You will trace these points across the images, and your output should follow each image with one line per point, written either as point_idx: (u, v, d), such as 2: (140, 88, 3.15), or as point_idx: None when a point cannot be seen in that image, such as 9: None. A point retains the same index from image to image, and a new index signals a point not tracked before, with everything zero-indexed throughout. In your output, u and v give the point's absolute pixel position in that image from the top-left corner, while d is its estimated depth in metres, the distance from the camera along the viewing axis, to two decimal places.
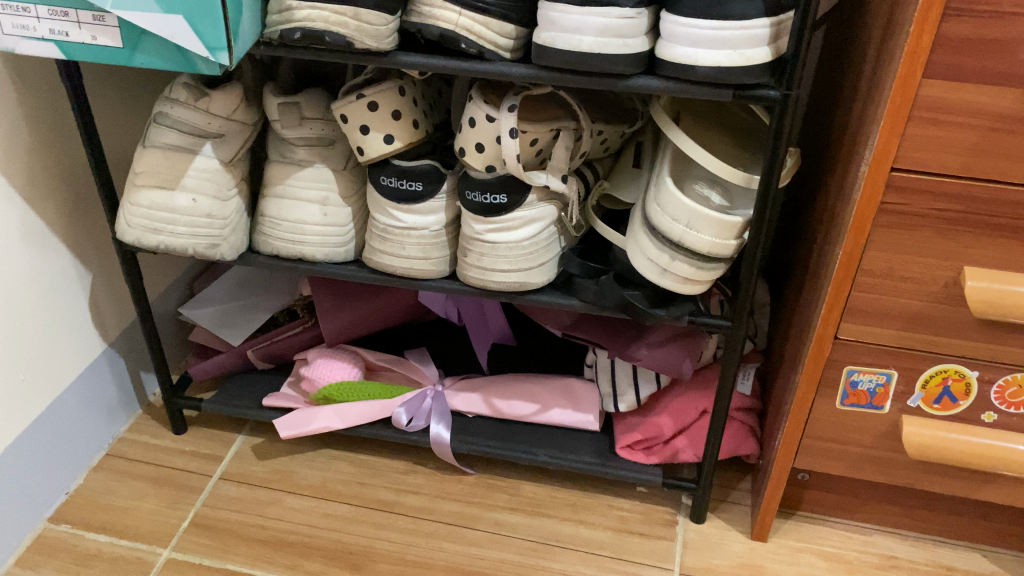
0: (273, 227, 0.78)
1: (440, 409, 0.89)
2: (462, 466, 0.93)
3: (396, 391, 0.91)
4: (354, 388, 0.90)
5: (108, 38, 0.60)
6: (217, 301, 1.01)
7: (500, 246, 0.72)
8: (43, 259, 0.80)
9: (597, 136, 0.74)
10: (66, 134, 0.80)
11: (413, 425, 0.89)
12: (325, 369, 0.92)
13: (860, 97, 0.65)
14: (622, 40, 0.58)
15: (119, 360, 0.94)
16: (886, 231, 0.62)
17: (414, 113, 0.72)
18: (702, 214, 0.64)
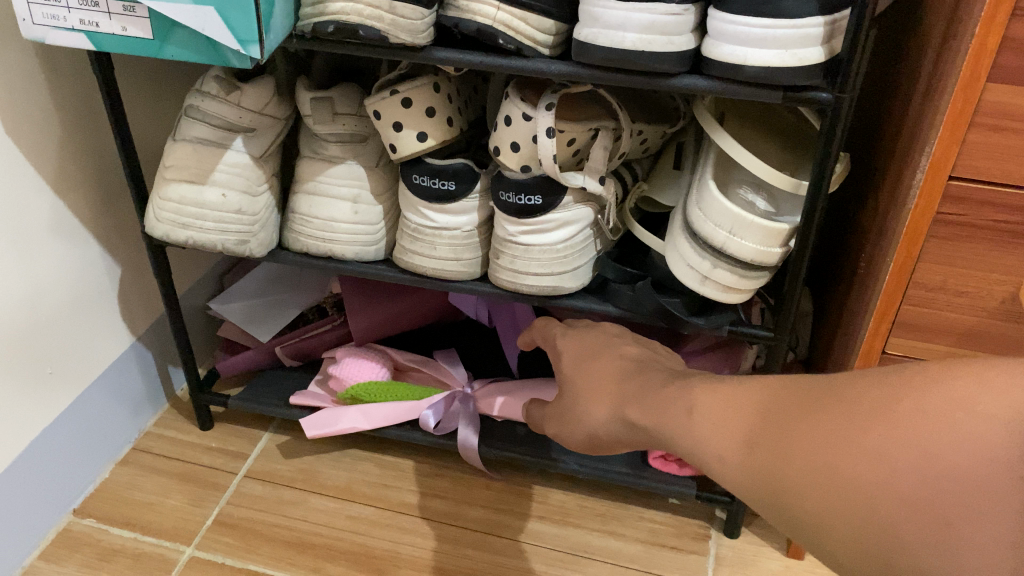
0: (302, 224, 0.76)
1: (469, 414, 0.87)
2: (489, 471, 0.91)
3: (423, 393, 0.89)
4: (380, 390, 0.88)
5: (138, 29, 0.59)
6: (247, 296, 1.00)
7: (534, 248, 0.70)
8: (73, 250, 0.80)
9: (637, 136, 0.71)
10: (96, 126, 0.79)
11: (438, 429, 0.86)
12: (352, 369, 0.90)
13: (916, 99, 0.62)
14: (667, 37, 0.55)
15: (146, 353, 0.94)
16: (940, 243, 0.59)
17: (449, 110, 0.70)
18: (747, 220, 0.61)
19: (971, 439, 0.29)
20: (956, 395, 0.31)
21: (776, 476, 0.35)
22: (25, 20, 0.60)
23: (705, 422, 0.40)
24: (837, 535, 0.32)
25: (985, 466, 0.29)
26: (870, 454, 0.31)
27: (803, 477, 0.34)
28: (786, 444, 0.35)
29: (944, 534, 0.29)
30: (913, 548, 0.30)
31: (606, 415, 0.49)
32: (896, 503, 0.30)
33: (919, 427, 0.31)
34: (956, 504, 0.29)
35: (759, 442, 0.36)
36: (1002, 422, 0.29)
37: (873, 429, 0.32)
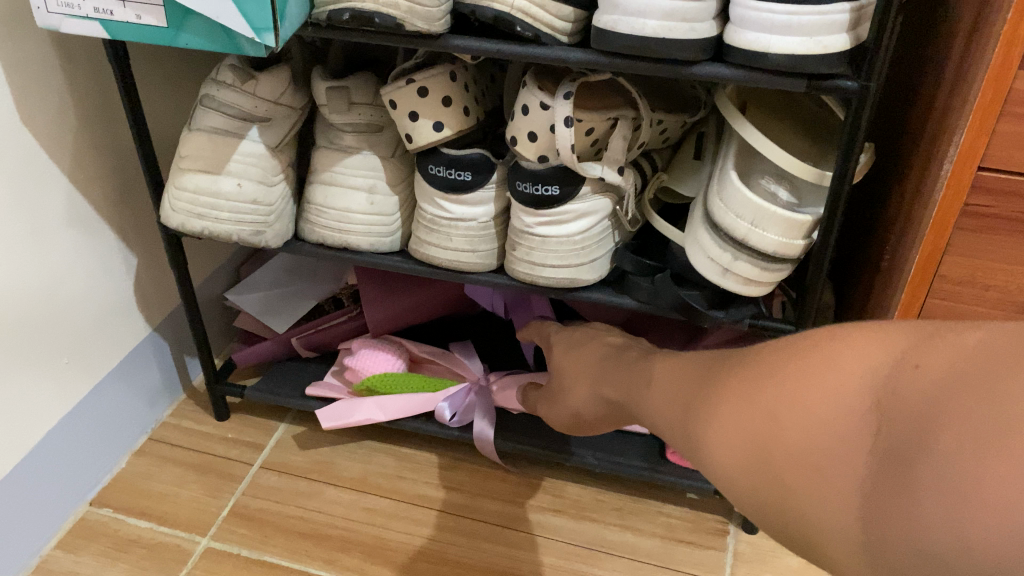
0: (318, 215, 0.76)
1: (484, 407, 0.86)
2: (505, 464, 0.90)
3: (439, 385, 0.89)
4: (396, 381, 0.88)
5: (153, 18, 0.58)
6: (264, 287, 1.00)
7: (551, 240, 0.69)
8: (88, 240, 0.80)
9: (657, 126, 0.70)
10: (113, 117, 0.79)
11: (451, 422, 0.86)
12: (368, 360, 0.90)
13: (944, 88, 0.60)
14: (689, 25, 0.54)
15: (163, 344, 0.94)
16: (969, 235, 0.58)
17: (465, 100, 0.69)
18: (769, 212, 0.60)
19: (837, 391, 0.31)
20: (833, 354, 0.33)
21: (695, 437, 0.38)
22: (39, 8, 0.60)
23: (677, 400, 0.42)
24: (739, 492, 0.35)
25: (853, 419, 0.31)
26: (759, 412, 0.34)
27: (712, 437, 0.36)
28: (704, 408, 0.38)
29: (813, 481, 0.31)
30: (789, 495, 0.32)
31: (591, 396, 0.57)
32: (777, 454, 0.33)
33: (798, 385, 0.33)
34: (829, 455, 0.31)
35: (690, 409, 0.39)
36: (862, 374, 0.31)
37: (764, 390, 0.34)
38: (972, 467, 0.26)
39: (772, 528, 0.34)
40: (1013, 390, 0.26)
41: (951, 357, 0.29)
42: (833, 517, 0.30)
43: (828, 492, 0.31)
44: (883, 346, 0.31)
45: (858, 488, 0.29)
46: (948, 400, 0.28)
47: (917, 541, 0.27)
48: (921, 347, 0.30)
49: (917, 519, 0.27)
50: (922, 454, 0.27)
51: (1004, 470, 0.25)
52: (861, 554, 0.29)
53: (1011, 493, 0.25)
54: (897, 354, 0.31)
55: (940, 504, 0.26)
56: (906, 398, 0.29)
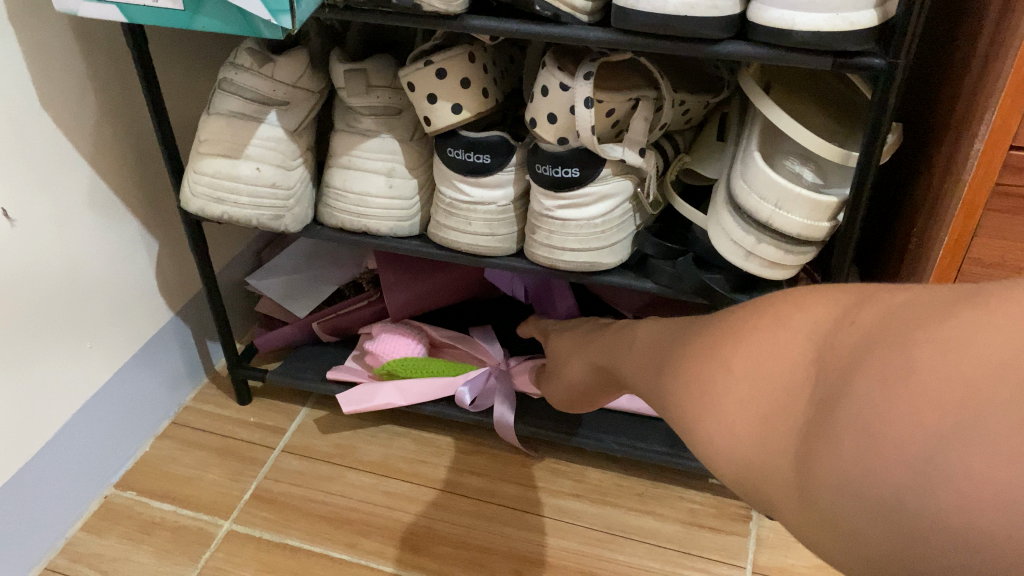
0: (337, 199, 0.75)
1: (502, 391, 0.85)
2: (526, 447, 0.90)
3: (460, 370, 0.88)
4: (418, 366, 0.87)
5: (169, 1, 0.58)
6: (285, 272, 1.00)
7: (571, 223, 0.68)
8: (109, 225, 0.80)
9: (679, 107, 0.69)
10: (132, 101, 0.79)
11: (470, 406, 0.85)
12: (390, 345, 0.90)
13: (975, 65, 0.59)
14: (711, 2, 0.53)
15: (185, 328, 0.94)
16: (1000, 216, 0.56)
17: (484, 81, 0.68)
18: (793, 193, 0.59)
19: (785, 344, 0.34)
20: (786, 314, 0.35)
21: (673, 393, 0.40)
22: None
23: (664, 366, 0.43)
24: (700, 443, 0.37)
25: (796, 368, 0.33)
26: (722, 367, 0.36)
27: (685, 391, 0.39)
28: (682, 366, 0.40)
29: (762, 427, 0.33)
30: (738, 441, 0.34)
31: (601, 371, 0.59)
32: (730, 403, 0.35)
33: (755, 341, 0.35)
34: (775, 404, 0.33)
35: (671, 370, 0.42)
36: (808, 330, 0.33)
37: (727, 347, 0.36)
38: (879, 405, 0.27)
39: (725, 475, 0.36)
40: (922, 336, 0.28)
41: (882, 312, 0.30)
42: (773, 461, 0.32)
43: (773, 437, 0.32)
44: (828, 305, 0.33)
45: (793, 431, 0.31)
46: (871, 348, 0.29)
47: (835, 480, 0.28)
48: (859, 304, 0.32)
49: (829, 454, 0.29)
50: (843, 397, 0.29)
51: (908, 407, 0.26)
52: (792, 492, 0.31)
53: (910, 427, 0.26)
54: (838, 311, 0.32)
55: (853, 442, 0.28)
56: (839, 348, 0.31)
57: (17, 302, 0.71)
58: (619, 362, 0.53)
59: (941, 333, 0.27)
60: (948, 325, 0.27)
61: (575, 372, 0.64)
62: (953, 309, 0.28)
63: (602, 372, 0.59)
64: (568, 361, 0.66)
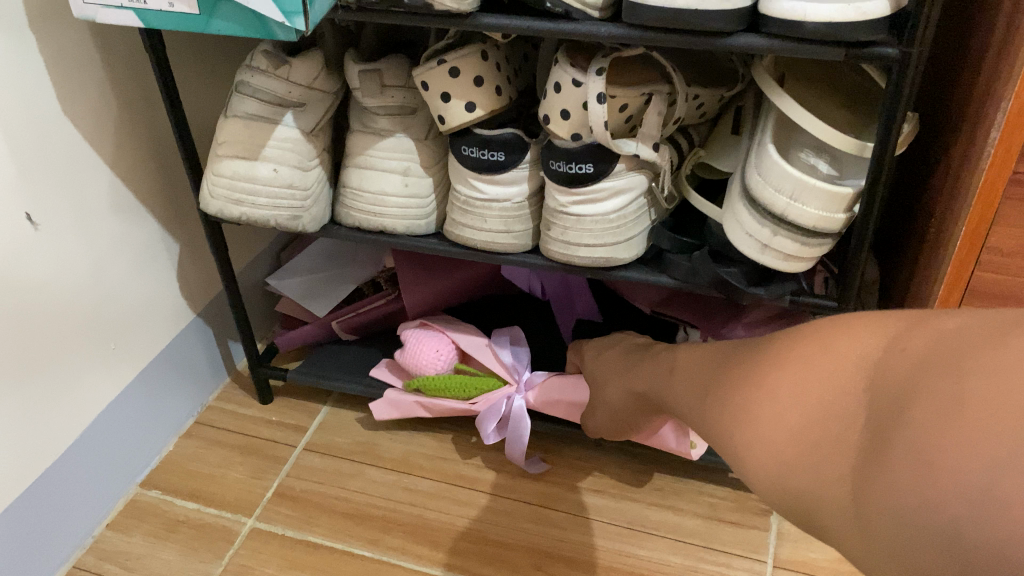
0: (354, 198, 0.76)
1: (519, 424, 0.82)
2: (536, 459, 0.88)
3: (481, 389, 0.85)
4: (441, 386, 0.85)
5: (185, 5, 0.57)
6: (305, 272, 1.01)
7: (586, 219, 0.68)
8: (131, 229, 0.81)
9: (692, 101, 0.68)
10: (151, 106, 0.80)
11: (489, 435, 0.84)
12: (412, 357, 0.86)
13: (990, 56, 0.58)
14: None
15: (207, 329, 0.95)
16: (1016, 204, 0.56)
17: (498, 79, 0.69)
18: (809, 185, 0.59)
19: (834, 369, 0.36)
20: (835, 341, 0.37)
21: (725, 415, 0.42)
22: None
23: (713, 393, 0.44)
24: (750, 467, 0.39)
25: (846, 393, 0.34)
26: (772, 394, 0.38)
27: (736, 415, 0.40)
28: (733, 390, 0.42)
29: (812, 452, 0.35)
30: (789, 464, 0.36)
31: (638, 397, 0.61)
32: (783, 425, 0.37)
33: (806, 369, 0.37)
34: (826, 429, 0.35)
35: (721, 396, 0.43)
36: (859, 356, 0.35)
37: (777, 373, 0.38)
38: (930, 432, 0.29)
39: (779, 500, 0.37)
40: (973, 364, 0.29)
41: (932, 340, 0.32)
42: (826, 485, 0.34)
43: (819, 460, 0.34)
44: (878, 334, 0.35)
45: (845, 456, 0.33)
46: (922, 375, 0.31)
47: (888, 505, 0.30)
48: (910, 333, 0.34)
49: (880, 479, 0.30)
50: (897, 423, 0.31)
51: (957, 432, 0.28)
52: (844, 515, 0.32)
53: (958, 451, 0.28)
54: (889, 338, 0.34)
55: (906, 467, 0.29)
56: (891, 375, 0.33)
57: (43, 307, 0.72)
58: (661, 393, 0.54)
59: (992, 361, 0.29)
60: (996, 353, 0.29)
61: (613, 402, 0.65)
62: (1003, 337, 0.30)
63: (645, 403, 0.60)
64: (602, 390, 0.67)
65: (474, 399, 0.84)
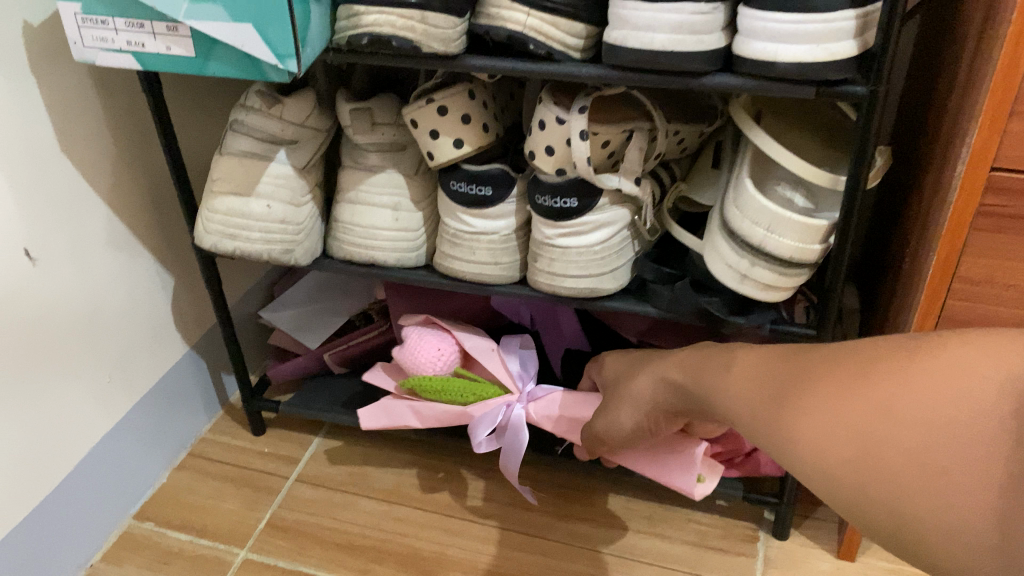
0: (345, 232, 0.78)
1: (516, 431, 0.79)
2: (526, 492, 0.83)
3: (480, 395, 0.82)
4: (437, 387, 0.82)
5: (182, 48, 0.59)
6: (297, 304, 1.02)
7: (571, 251, 0.70)
8: (127, 263, 0.83)
9: (673, 137, 0.71)
10: (148, 144, 0.83)
11: (481, 445, 0.81)
12: (412, 353, 0.84)
13: (957, 93, 0.61)
14: (697, 37, 0.55)
15: (200, 362, 0.97)
16: (984, 235, 0.58)
17: (484, 117, 0.71)
18: (785, 218, 0.61)
19: (964, 397, 0.36)
20: (952, 364, 0.37)
21: (810, 425, 0.42)
22: (75, 43, 0.61)
23: (785, 402, 0.44)
24: (836, 479, 0.39)
25: (980, 422, 0.35)
26: (880, 416, 0.38)
27: (830, 430, 0.40)
28: (819, 400, 0.42)
29: (942, 480, 0.35)
30: (909, 492, 0.36)
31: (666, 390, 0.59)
32: (900, 451, 0.37)
33: (925, 392, 0.37)
34: (959, 460, 0.35)
35: (802, 405, 0.43)
36: (991, 383, 0.35)
37: (881, 392, 0.39)
38: None
39: (880, 519, 0.38)
40: None
41: None
42: (961, 516, 0.34)
43: (956, 495, 0.35)
44: (1004, 358, 0.36)
45: (989, 491, 0.34)
46: None
47: None
48: None
49: None
50: None
51: None
52: (982, 547, 0.34)
53: None
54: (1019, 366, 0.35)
55: None
56: None
57: (40, 341, 0.73)
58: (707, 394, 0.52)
59: None
60: None
61: (642, 394, 0.61)
62: None
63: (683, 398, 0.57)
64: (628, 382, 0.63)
65: (471, 405, 0.82)
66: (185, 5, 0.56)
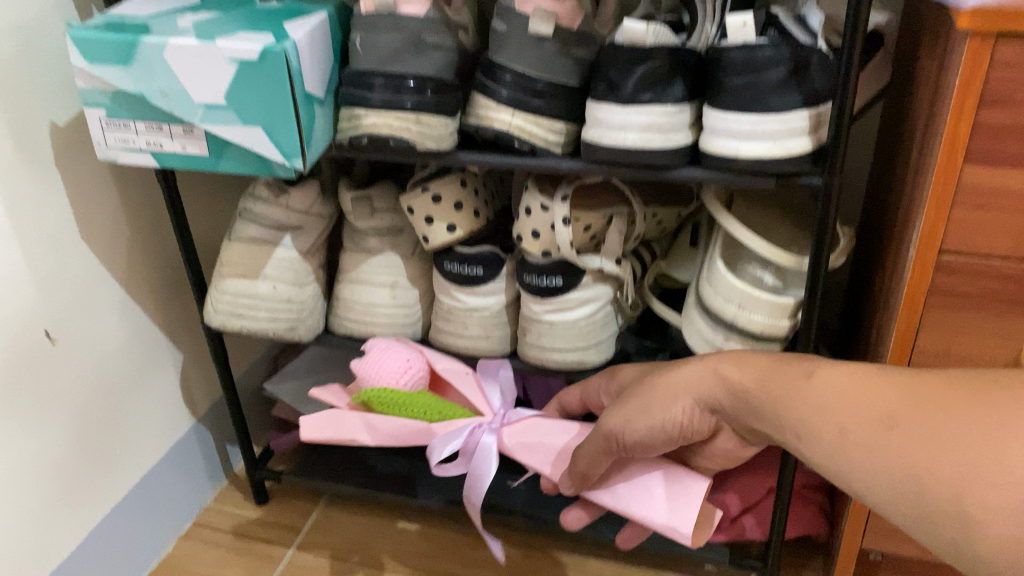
0: (346, 310, 0.83)
1: (487, 459, 0.72)
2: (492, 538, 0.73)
3: (446, 415, 0.75)
4: (398, 400, 0.73)
5: (196, 147, 0.64)
6: (298, 376, 1.06)
7: (557, 326, 0.75)
8: (140, 340, 0.88)
9: (651, 219, 0.77)
10: (162, 229, 0.88)
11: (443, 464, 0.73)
12: (376, 362, 0.76)
13: (910, 179, 0.66)
14: (665, 135, 0.61)
15: (207, 433, 1.01)
16: (939, 312, 0.62)
17: (475, 203, 0.76)
18: (753, 295, 0.66)
19: None
20: None
21: (897, 439, 0.39)
22: (100, 143, 0.66)
23: (854, 417, 0.42)
24: (962, 508, 0.36)
25: None
26: (983, 439, 0.36)
27: (924, 450, 0.38)
28: (911, 418, 0.39)
29: None
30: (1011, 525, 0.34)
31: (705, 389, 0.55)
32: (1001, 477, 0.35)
33: None
34: None
35: (884, 419, 0.41)
36: None
37: (981, 418, 0.37)
38: None
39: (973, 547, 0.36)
40: None
41: None
42: None
43: None
44: None
45: None
46: None
47: None
48: None
49: None
50: None
51: None
52: None
53: None
54: None
55: None
56: None
57: (55, 416, 0.77)
58: (764, 398, 0.49)
59: None
60: None
61: (689, 381, 0.55)
62: None
63: (743, 401, 0.51)
64: (667, 373, 0.58)
65: (434, 424, 0.74)
66: (200, 111, 0.62)
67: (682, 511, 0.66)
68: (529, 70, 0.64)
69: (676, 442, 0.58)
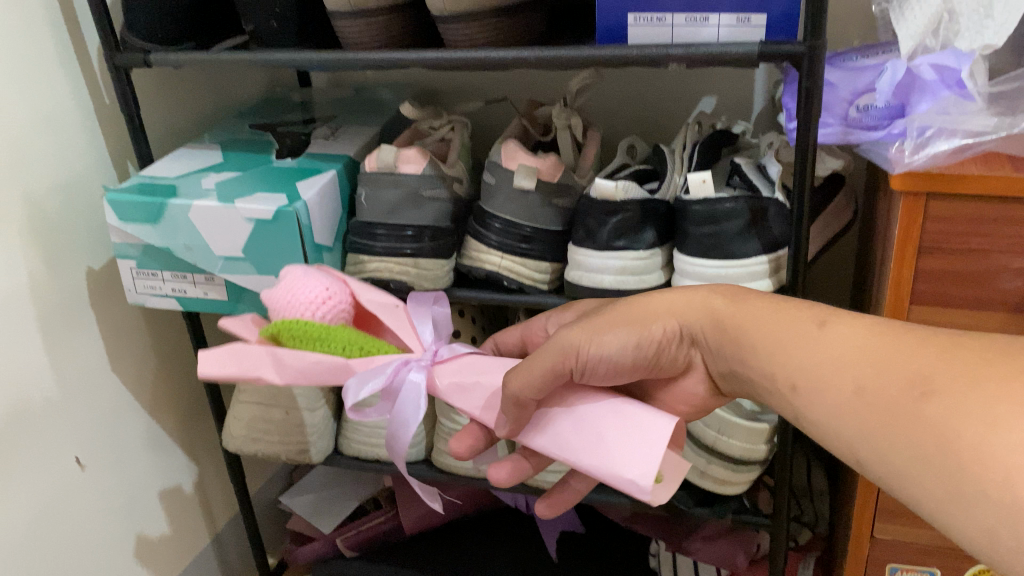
0: (353, 431, 0.88)
1: (414, 401, 0.52)
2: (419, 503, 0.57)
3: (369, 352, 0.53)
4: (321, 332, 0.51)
5: (216, 293, 0.71)
6: (314, 491, 1.10)
7: None
8: (163, 461, 0.93)
9: None
10: (185, 357, 0.95)
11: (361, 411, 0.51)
12: (291, 293, 0.55)
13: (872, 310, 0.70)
14: (638, 277, 0.67)
15: (225, 548, 1.05)
16: None
17: (472, 331, 0.82)
18: (730, 421, 0.70)
19: None
20: None
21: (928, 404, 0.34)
22: (130, 289, 0.73)
23: (880, 380, 0.37)
24: (993, 477, 0.30)
25: None
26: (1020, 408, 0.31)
27: (957, 416, 0.33)
28: (948, 384, 0.34)
29: None
30: None
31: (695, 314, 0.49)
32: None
33: None
34: None
35: (913, 378, 0.35)
36: None
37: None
38: None
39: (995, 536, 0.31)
40: None
41: None
42: None
43: None
44: None
45: None
46: None
47: None
48: None
49: None
50: None
51: None
52: None
53: None
54: None
55: None
56: None
57: (82, 537, 0.82)
58: (768, 356, 0.44)
59: None
60: None
61: (676, 302, 0.50)
62: None
63: (731, 336, 0.47)
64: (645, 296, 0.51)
65: (353, 361, 0.51)
66: (220, 262, 0.69)
67: (650, 451, 0.45)
68: (516, 218, 0.70)
69: (641, 368, 0.51)
